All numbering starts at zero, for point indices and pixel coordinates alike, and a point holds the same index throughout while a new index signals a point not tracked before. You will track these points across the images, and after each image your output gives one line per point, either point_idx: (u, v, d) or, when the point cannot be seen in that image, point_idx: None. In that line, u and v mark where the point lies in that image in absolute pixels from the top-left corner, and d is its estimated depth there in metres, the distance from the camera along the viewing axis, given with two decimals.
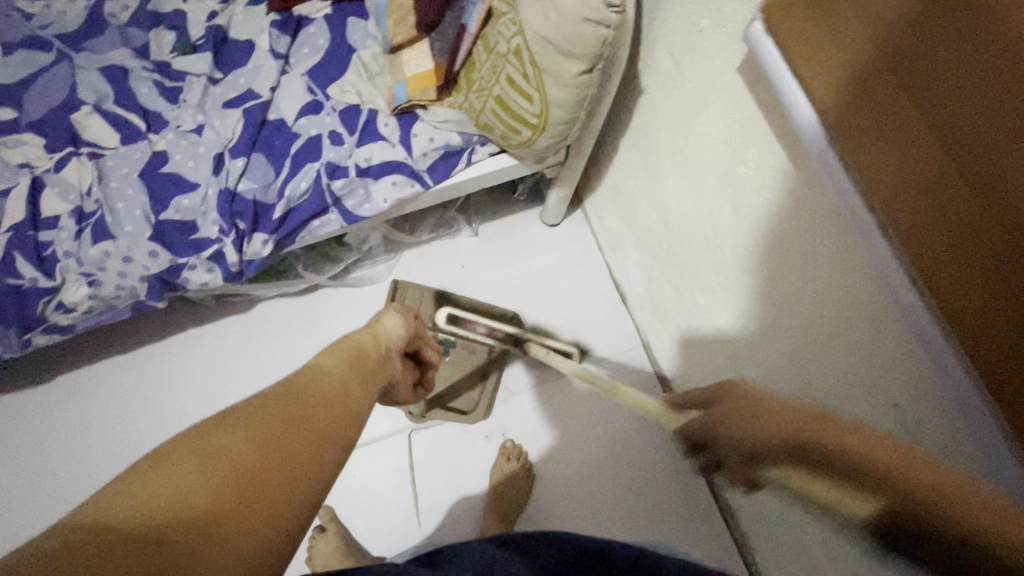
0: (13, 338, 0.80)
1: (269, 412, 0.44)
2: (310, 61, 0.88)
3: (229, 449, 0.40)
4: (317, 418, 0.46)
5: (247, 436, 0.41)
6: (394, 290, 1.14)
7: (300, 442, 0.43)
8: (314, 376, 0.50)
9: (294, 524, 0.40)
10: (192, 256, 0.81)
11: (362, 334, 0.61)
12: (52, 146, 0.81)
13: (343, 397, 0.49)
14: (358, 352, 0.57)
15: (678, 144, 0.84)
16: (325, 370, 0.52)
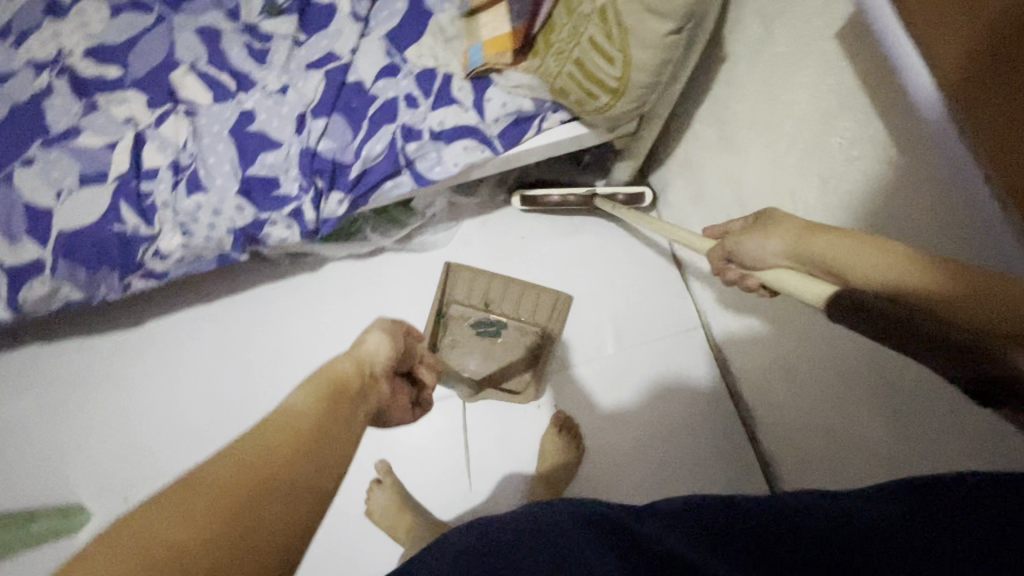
0: (115, 280, 0.87)
1: (216, 498, 0.37)
2: (388, 24, 0.89)
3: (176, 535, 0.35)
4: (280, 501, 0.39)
5: (194, 524, 0.36)
6: (447, 274, 1.16)
7: (267, 518, 0.38)
8: (283, 422, 0.44)
9: None
10: (274, 212, 0.86)
11: (342, 363, 0.53)
12: (152, 103, 0.87)
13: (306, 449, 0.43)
14: (337, 385, 0.50)
15: (764, 113, 0.79)
16: (294, 413, 0.45)
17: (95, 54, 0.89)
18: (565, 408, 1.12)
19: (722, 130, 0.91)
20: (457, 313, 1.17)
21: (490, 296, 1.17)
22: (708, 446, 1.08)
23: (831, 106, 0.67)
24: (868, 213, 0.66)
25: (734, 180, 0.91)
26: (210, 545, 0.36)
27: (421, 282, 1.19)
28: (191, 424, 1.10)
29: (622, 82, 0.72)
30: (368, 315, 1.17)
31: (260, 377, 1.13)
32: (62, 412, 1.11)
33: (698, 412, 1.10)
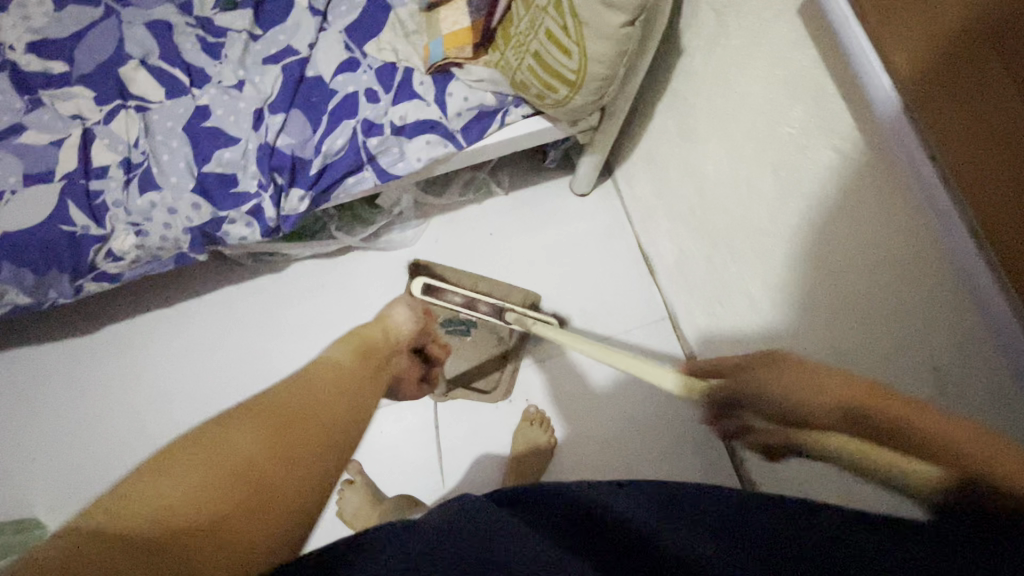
0: (65, 283, 0.84)
1: (283, 406, 0.46)
2: (347, 18, 0.89)
3: (247, 446, 0.41)
4: (330, 416, 0.48)
5: (267, 430, 0.43)
6: (416, 272, 1.15)
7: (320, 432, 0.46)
8: (324, 368, 0.54)
9: (313, 496, 0.43)
10: (232, 210, 0.84)
11: (371, 330, 0.63)
12: (101, 98, 0.84)
13: (346, 387, 0.52)
14: (367, 346, 0.60)
15: (716, 106, 0.82)
16: (335, 363, 0.55)
17: (38, 49, 0.85)
18: (538, 401, 1.13)
19: (681, 123, 0.93)
20: None
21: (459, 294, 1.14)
22: (678, 432, 1.10)
23: (780, 96, 0.69)
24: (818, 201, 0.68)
25: (694, 171, 0.93)
26: (267, 453, 0.42)
27: (389, 281, 1.18)
28: (154, 431, 1.07)
29: (579, 74, 0.72)
30: (335, 316, 1.15)
31: (223, 382, 1.10)
32: (13, 425, 1.06)
33: (668, 402, 1.12)
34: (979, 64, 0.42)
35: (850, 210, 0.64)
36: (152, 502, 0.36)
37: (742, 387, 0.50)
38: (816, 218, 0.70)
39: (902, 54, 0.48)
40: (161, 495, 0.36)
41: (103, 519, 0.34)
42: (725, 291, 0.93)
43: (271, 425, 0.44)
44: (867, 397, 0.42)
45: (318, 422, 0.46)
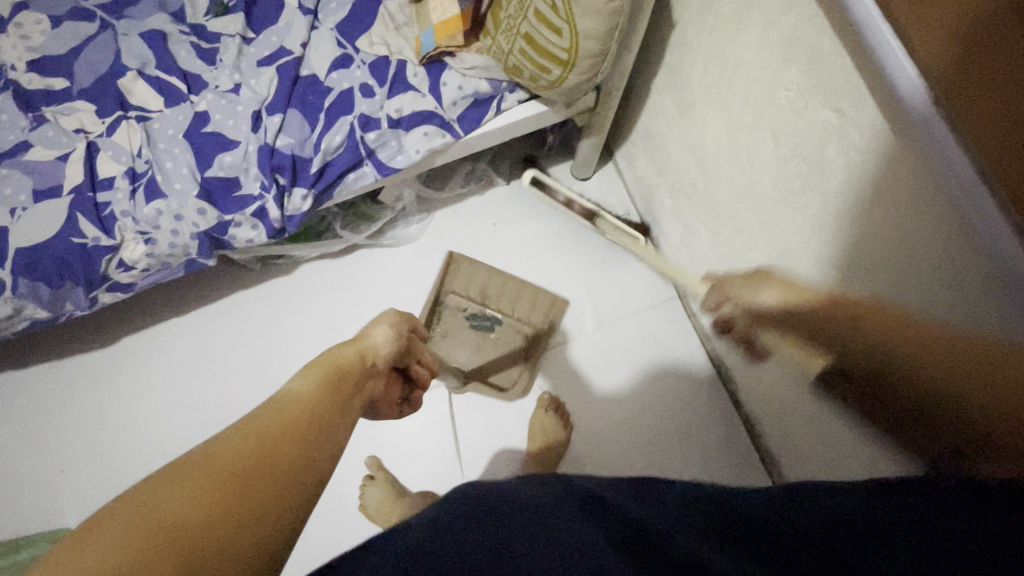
0: (80, 294, 0.85)
1: (227, 460, 0.44)
2: (338, 15, 0.89)
3: (179, 507, 0.40)
4: (262, 492, 0.44)
5: (202, 492, 0.41)
6: (448, 262, 1.18)
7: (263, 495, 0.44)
8: (294, 402, 0.52)
9: (268, 549, 0.42)
10: (237, 213, 0.85)
11: (346, 352, 0.62)
12: (102, 110, 0.85)
13: (303, 423, 0.50)
14: (341, 369, 0.59)
15: (712, 76, 0.81)
16: (298, 394, 0.53)
17: (39, 66, 0.87)
18: (552, 387, 1.13)
19: (678, 97, 0.92)
20: (454, 304, 1.18)
21: (482, 289, 1.18)
22: (693, 410, 1.10)
23: (776, 60, 0.68)
24: (819, 164, 0.67)
25: (694, 145, 0.92)
26: (203, 518, 0.40)
27: (397, 277, 1.19)
28: (172, 440, 1.09)
29: (571, 52, 0.72)
30: (345, 316, 1.16)
31: (239, 386, 1.12)
32: (40, 440, 1.08)
33: (682, 381, 1.12)
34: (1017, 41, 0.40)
35: (863, 177, 0.62)
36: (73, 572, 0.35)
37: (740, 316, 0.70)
38: (820, 182, 0.68)
39: (922, 42, 0.48)
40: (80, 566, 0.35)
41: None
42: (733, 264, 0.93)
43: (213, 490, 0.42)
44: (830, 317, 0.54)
45: (265, 486, 0.44)
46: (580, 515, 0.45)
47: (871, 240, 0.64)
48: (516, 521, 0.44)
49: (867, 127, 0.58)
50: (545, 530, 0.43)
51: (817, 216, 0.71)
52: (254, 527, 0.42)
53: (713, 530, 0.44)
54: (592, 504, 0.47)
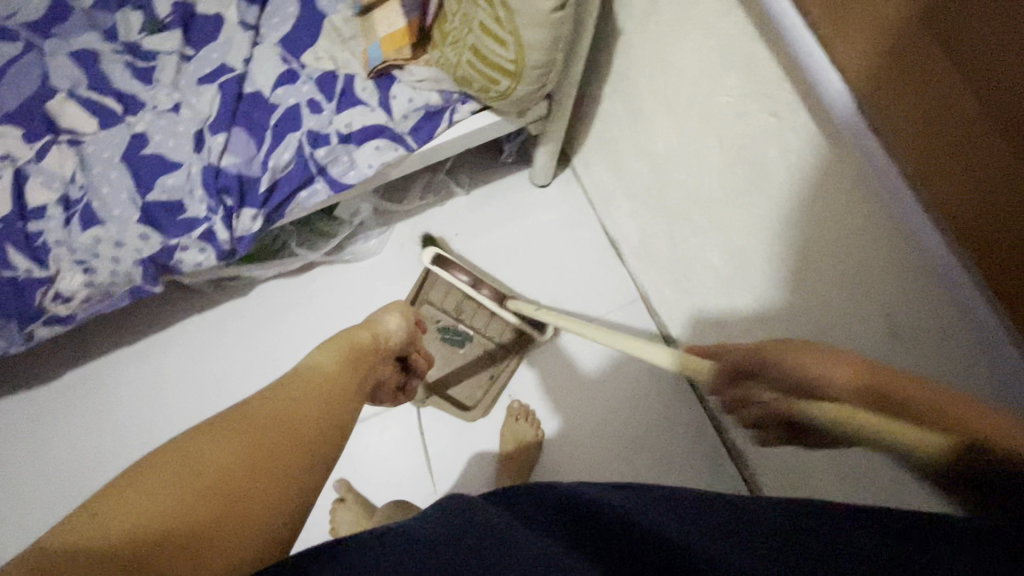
0: (14, 331, 0.80)
1: (258, 421, 0.47)
2: (281, 30, 0.87)
3: (212, 459, 0.43)
4: (288, 455, 0.46)
5: (237, 446, 0.45)
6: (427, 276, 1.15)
7: (286, 458, 0.46)
8: (313, 375, 0.54)
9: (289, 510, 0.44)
10: (183, 236, 0.82)
11: (360, 335, 0.62)
12: (30, 135, 0.81)
13: (325, 395, 0.53)
14: (355, 350, 0.59)
15: (657, 83, 0.83)
16: (319, 369, 0.55)
17: None
18: (520, 396, 1.13)
19: (628, 104, 0.94)
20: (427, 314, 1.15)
21: (456, 303, 1.14)
22: (661, 410, 1.11)
23: (716, 66, 0.70)
24: (763, 167, 0.69)
25: (645, 150, 0.94)
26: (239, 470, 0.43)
27: (360, 292, 1.17)
28: None
29: (517, 63, 0.72)
30: (308, 335, 1.13)
31: (195, 415, 1.07)
32: None
33: (649, 381, 1.13)
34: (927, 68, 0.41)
35: (801, 180, 0.64)
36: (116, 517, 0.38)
37: (796, 378, 0.49)
38: (764, 185, 0.71)
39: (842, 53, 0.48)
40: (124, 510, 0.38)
41: (76, 531, 0.37)
42: (690, 265, 0.95)
43: (241, 448, 0.45)
44: (890, 382, 0.42)
45: (289, 450, 0.47)
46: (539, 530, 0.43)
47: (816, 246, 0.66)
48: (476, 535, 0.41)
49: (803, 132, 0.61)
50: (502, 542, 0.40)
51: (763, 216, 0.73)
52: (278, 485, 0.45)
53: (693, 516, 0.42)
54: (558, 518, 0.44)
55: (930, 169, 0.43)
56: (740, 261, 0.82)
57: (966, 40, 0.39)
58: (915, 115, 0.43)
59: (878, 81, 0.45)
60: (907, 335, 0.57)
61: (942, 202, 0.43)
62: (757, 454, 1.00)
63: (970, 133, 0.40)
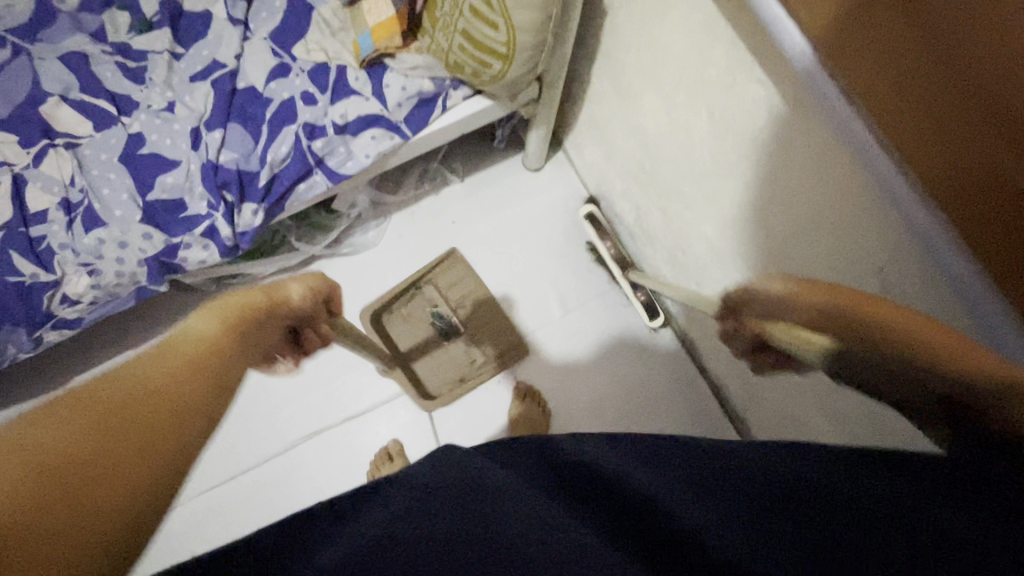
0: (22, 336, 0.81)
1: (109, 400, 0.41)
2: (269, 24, 0.87)
3: (44, 446, 0.38)
4: (135, 446, 0.40)
5: (76, 436, 0.39)
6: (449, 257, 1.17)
7: (127, 449, 0.40)
8: (179, 346, 0.46)
9: (133, 512, 0.39)
10: (186, 235, 0.82)
11: (253, 296, 0.52)
12: (25, 140, 0.80)
13: (185, 366, 0.45)
14: (243, 313, 0.51)
15: (645, 59, 0.84)
16: (194, 334, 0.47)
17: None
18: (525, 376, 1.15)
19: (616, 81, 0.95)
20: (422, 300, 1.17)
21: (463, 294, 1.18)
22: (663, 382, 1.14)
23: (702, 40, 0.71)
24: (750, 136, 0.71)
25: (636, 127, 0.96)
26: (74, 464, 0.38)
27: (362, 283, 1.19)
28: None
29: (508, 46, 0.73)
30: None
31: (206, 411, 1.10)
32: None
33: (649, 354, 1.16)
34: (878, 43, 0.44)
35: (785, 147, 0.66)
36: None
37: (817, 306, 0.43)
38: (752, 155, 0.73)
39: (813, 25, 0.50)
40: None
41: None
42: (685, 238, 0.97)
43: (79, 431, 0.39)
44: (939, 342, 0.36)
45: (134, 441, 0.40)
46: (543, 490, 0.44)
47: (804, 205, 0.67)
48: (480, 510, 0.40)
49: (786, 97, 0.62)
50: (511, 521, 0.40)
51: (752, 184, 0.75)
52: (119, 480, 0.39)
53: (685, 482, 0.41)
54: (566, 478, 0.45)
55: (904, 138, 0.46)
56: (731, 231, 0.85)
57: (912, 12, 0.41)
58: (891, 90, 0.45)
59: (850, 62, 0.47)
60: (895, 284, 0.57)
61: (923, 169, 0.45)
62: (756, 421, 1.04)
63: (939, 106, 0.42)
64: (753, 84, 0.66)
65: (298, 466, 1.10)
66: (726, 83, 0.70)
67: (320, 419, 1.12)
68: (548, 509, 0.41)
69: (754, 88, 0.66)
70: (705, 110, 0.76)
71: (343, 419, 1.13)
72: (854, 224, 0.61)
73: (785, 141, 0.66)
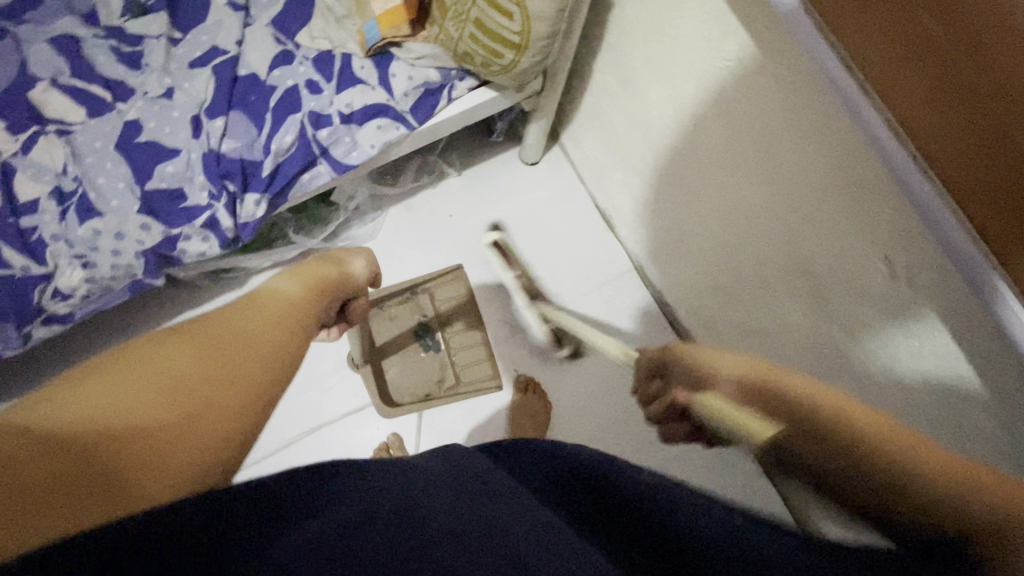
0: (10, 332, 0.77)
1: (224, 330, 0.47)
2: (272, 10, 0.85)
3: (179, 362, 0.42)
4: (253, 362, 0.46)
5: (199, 351, 0.44)
6: (451, 272, 1.18)
7: (248, 368, 0.45)
8: (270, 298, 0.54)
9: (241, 427, 0.42)
10: (185, 226, 0.80)
11: (327, 266, 0.64)
12: (14, 126, 0.77)
13: (282, 311, 0.53)
14: (320, 282, 0.60)
15: (652, 52, 0.85)
16: (282, 291, 0.56)
17: None
18: (525, 370, 1.15)
19: (620, 74, 0.97)
20: (415, 304, 1.18)
21: (451, 310, 1.18)
22: None
23: (714, 32, 0.71)
24: (756, 129, 0.72)
25: (639, 120, 0.97)
26: (206, 373, 0.43)
27: None
28: None
29: (522, 34, 0.73)
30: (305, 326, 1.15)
31: None
32: None
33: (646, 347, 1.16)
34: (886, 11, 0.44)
35: (791, 136, 0.67)
36: (83, 406, 0.36)
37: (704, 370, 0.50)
38: (761, 143, 0.73)
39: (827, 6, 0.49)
40: (89, 401, 0.36)
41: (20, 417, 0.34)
42: (684, 230, 0.99)
43: (202, 347, 0.45)
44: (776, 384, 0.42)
45: (254, 356, 0.47)
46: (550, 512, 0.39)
47: (811, 194, 0.68)
48: (479, 511, 0.36)
49: (796, 91, 0.63)
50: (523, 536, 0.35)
51: (755, 176, 0.77)
52: (244, 392, 0.44)
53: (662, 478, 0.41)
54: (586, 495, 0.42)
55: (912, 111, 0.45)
56: (732, 223, 0.86)
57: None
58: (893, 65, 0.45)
59: (860, 29, 0.47)
60: (904, 273, 0.58)
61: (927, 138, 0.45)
62: None
63: (945, 68, 0.41)
64: (761, 76, 0.67)
65: (293, 464, 1.07)
66: (735, 77, 0.72)
67: (317, 416, 1.11)
68: (559, 524, 0.37)
69: (760, 81, 0.68)
70: (713, 101, 0.78)
71: (340, 416, 1.11)
72: (860, 211, 0.61)
73: (792, 129, 0.66)
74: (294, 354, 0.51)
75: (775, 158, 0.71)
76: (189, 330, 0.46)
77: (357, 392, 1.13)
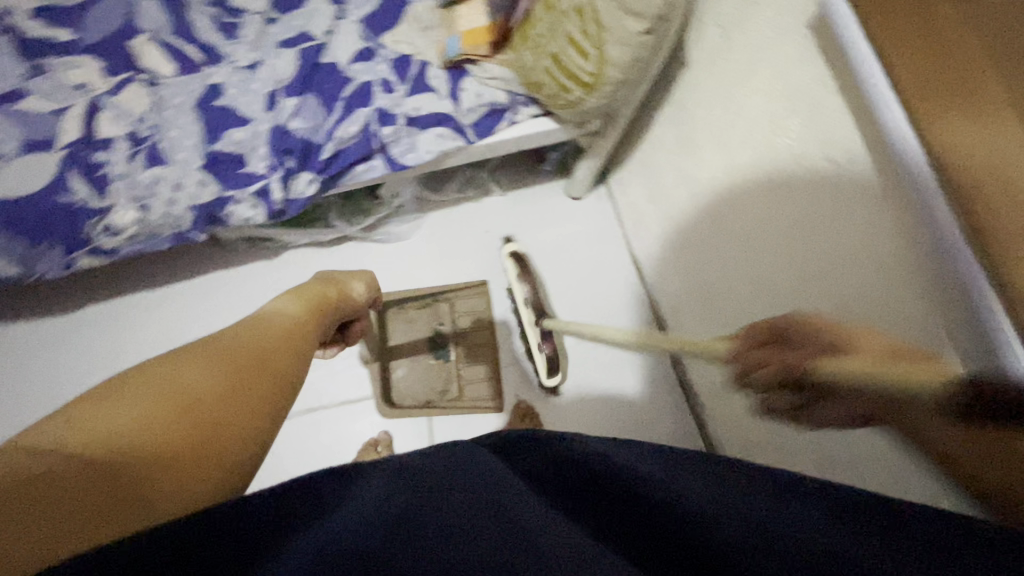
0: (57, 257, 0.81)
1: (240, 352, 0.48)
2: (365, 9, 0.90)
3: (193, 381, 0.43)
4: (264, 385, 0.47)
5: (212, 370, 0.45)
6: (475, 286, 1.20)
7: (262, 389, 0.46)
8: (275, 320, 0.57)
9: (252, 449, 0.42)
10: (239, 190, 0.83)
11: (332, 290, 0.68)
12: (110, 68, 0.83)
13: (289, 336, 0.55)
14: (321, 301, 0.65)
15: (717, 114, 0.87)
16: (285, 313, 0.59)
17: (43, 15, 0.84)
18: (528, 396, 1.14)
19: (679, 130, 0.98)
20: (438, 310, 1.20)
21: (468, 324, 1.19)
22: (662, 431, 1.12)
23: (781, 110, 0.72)
24: (805, 211, 0.72)
25: (689, 177, 0.99)
26: (217, 392, 0.43)
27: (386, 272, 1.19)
28: None
29: (595, 76, 0.76)
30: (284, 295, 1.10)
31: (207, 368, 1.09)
32: None
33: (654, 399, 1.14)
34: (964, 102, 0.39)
35: (835, 221, 0.67)
36: (93, 430, 0.35)
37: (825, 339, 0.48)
38: (814, 213, 0.70)
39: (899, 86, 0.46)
40: (101, 422, 0.36)
41: (40, 433, 0.35)
42: (712, 293, 0.98)
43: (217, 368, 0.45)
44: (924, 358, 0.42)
45: (265, 378, 0.47)
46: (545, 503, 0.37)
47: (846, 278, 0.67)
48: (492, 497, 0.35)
49: (849, 181, 0.62)
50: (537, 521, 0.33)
51: (794, 253, 0.76)
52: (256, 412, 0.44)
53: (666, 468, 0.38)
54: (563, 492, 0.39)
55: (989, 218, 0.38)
56: (764, 296, 0.85)
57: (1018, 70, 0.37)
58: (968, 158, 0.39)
59: (926, 94, 0.43)
60: None
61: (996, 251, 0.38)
62: None
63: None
64: (823, 161, 0.67)
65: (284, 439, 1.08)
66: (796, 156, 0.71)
67: (317, 396, 1.12)
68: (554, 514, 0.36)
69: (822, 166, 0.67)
70: (766, 173, 0.78)
71: (338, 402, 1.12)
72: (893, 302, 0.59)
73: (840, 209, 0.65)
74: (297, 375, 0.52)
75: (817, 232, 0.70)
76: (199, 353, 0.47)
77: (360, 382, 1.14)
